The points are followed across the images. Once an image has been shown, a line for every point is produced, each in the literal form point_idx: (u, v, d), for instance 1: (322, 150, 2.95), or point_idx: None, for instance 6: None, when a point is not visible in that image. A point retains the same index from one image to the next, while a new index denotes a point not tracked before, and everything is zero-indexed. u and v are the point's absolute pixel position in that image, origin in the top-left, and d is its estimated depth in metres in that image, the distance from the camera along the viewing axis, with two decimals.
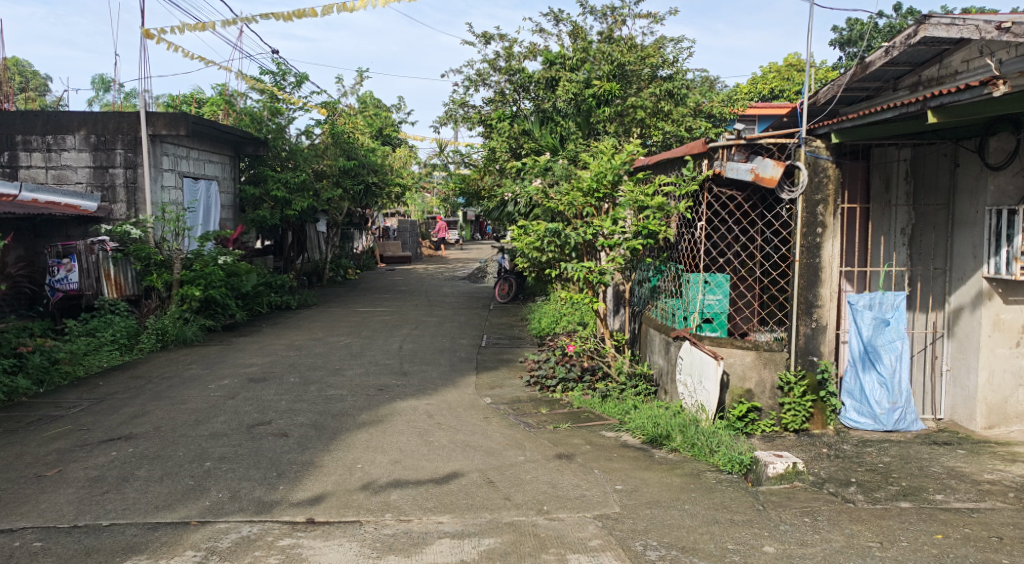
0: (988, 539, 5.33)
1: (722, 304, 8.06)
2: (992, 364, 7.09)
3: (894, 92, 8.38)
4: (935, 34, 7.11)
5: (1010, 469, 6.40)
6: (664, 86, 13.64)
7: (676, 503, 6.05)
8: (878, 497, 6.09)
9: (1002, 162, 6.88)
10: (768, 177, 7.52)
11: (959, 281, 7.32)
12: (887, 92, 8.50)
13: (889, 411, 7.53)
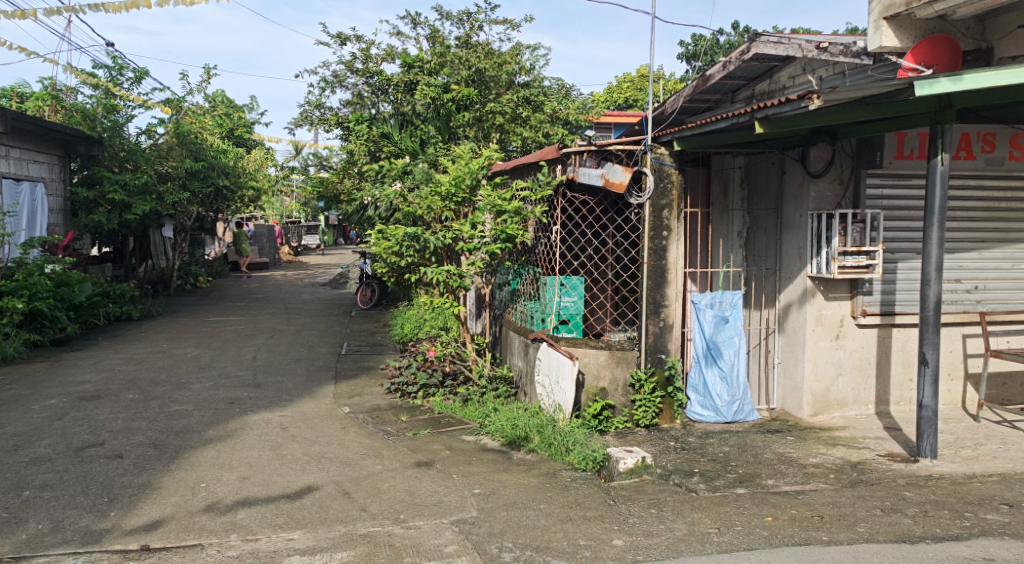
0: (812, 518, 5.76)
1: (577, 305, 8.28)
2: (816, 357, 7.61)
3: (731, 105, 8.94)
4: (765, 52, 7.66)
5: (832, 452, 6.94)
6: (522, 93, 13.88)
7: (532, 503, 6.19)
8: (718, 485, 6.46)
9: (820, 170, 7.44)
10: (618, 182, 7.79)
11: (788, 280, 7.83)
12: (725, 105, 9.05)
13: (729, 403, 7.95)
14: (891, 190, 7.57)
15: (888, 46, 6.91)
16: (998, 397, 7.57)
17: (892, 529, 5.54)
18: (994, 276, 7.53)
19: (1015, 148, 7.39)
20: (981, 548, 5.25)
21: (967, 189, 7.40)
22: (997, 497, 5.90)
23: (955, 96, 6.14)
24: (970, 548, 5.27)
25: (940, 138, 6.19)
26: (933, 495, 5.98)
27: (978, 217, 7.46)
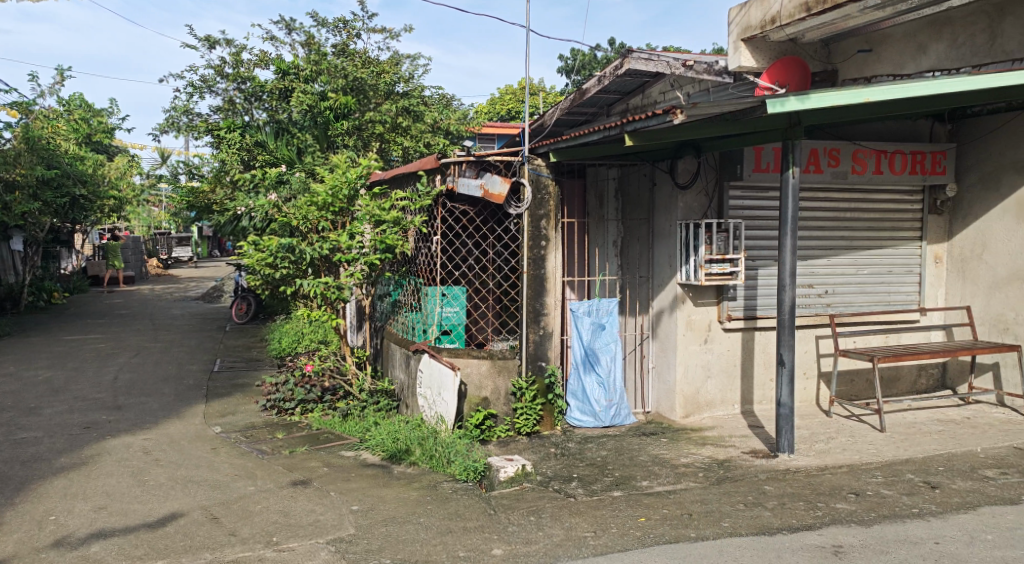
0: (682, 516, 5.94)
1: (459, 315, 8.25)
2: (686, 360, 7.86)
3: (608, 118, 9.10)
4: (636, 67, 7.74)
5: (701, 451, 7.20)
6: (402, 103, 13.76)
7: (412, 517, 6.13)
8: (596, 489, 6.58)
9: (688, 182, 7.72)
10: (496, 194, 7.79)
11: (660, 287, 8.08)
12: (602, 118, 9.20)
13: (606, 408, 8.13)
14: (752, 200, 7.90)
15: (746, 66, 7.63)
16: (847, 393, 8.04)
17: (754, 522, 5.79)
18: (842, 281, 8.00)
19: (856, 162, 7.77)
20: (831, 535, 5.53)
21: (816, 198, 7.85)
22: (846, 487, 6.25)
23: (804, 113, 6.51)
24: (822, 536, 5.54)
25: (791, 153, 6.54)
26: (791, 488, 6.29)
27: (828, 225, 7.92)
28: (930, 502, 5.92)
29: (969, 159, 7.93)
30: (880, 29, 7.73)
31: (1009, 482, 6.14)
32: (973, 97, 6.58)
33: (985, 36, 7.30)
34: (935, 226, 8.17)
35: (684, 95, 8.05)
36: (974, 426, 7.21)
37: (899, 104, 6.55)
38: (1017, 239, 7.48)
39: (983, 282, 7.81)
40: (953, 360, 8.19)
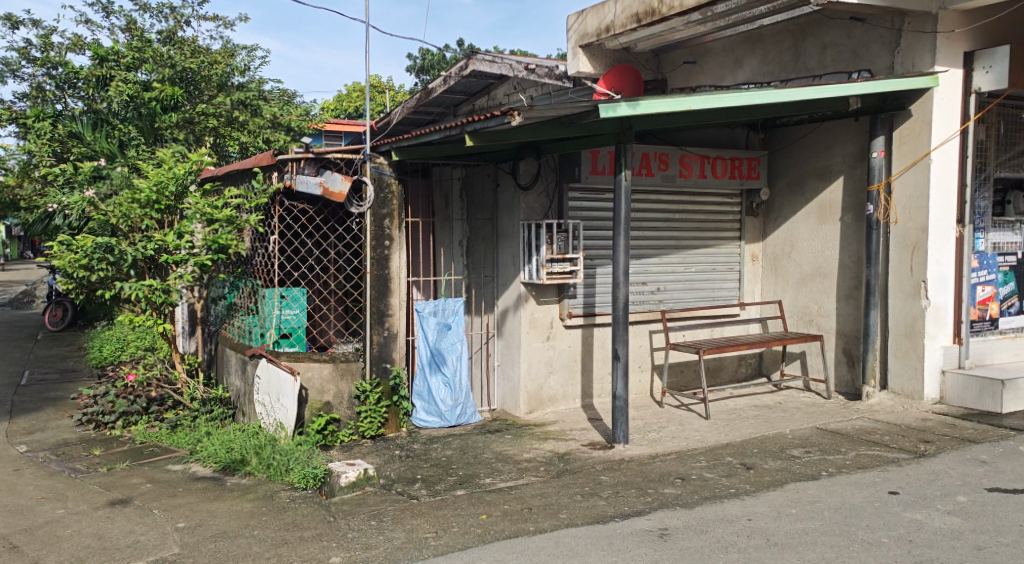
0: (522, 511, 6.09)
1: (299, 317, 8.06)
2: (530, 358, 8.04)
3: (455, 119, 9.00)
4: (481, 70, 7.71)
5: (543, 446, 7.40)
6: (238, 96, 13.21)
7: (244, 531, 5.91)
8: (439, 489, 6.63)
9: (529, 183, 7.93)
10: (337, 191, 7.69)
11: (504, 287, 8.22)
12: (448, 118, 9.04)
13: (452, 407, 8.17)
14: (591, 202, 8.20)
15: (585, 71, 8.33)
16: (677, 383, 8.52)
17: (588, 512, 6.02)
18: (671, 278, 8.48)
19: (683, 166, 8.26)
20: (658, 519, 5.82)
21: (648, 200, 8.30)
22: (673, 472, 6.63)
23: (633, 118, 6.84)
24: (649, 520, 5.83)
25: (623, 156, 6.80)
26: (624, 477, 6.60)
27: (660, 226, 8.38)
28: (745, 482, 6.38)
29: (779, 166, 8.62)
30: (703, 44, 8.83)
31: (812, 460, 6.70)
32: (780, 108, 7.17)
33: (790, 53, 8.15)
34: (752, 227, 8.83)
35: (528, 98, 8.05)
36: (785, 410, 7.85)
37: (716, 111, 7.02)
38: (819, 238, 8.21)
39: (792, 279, 8.53)
40: (768, 350, 8.90)
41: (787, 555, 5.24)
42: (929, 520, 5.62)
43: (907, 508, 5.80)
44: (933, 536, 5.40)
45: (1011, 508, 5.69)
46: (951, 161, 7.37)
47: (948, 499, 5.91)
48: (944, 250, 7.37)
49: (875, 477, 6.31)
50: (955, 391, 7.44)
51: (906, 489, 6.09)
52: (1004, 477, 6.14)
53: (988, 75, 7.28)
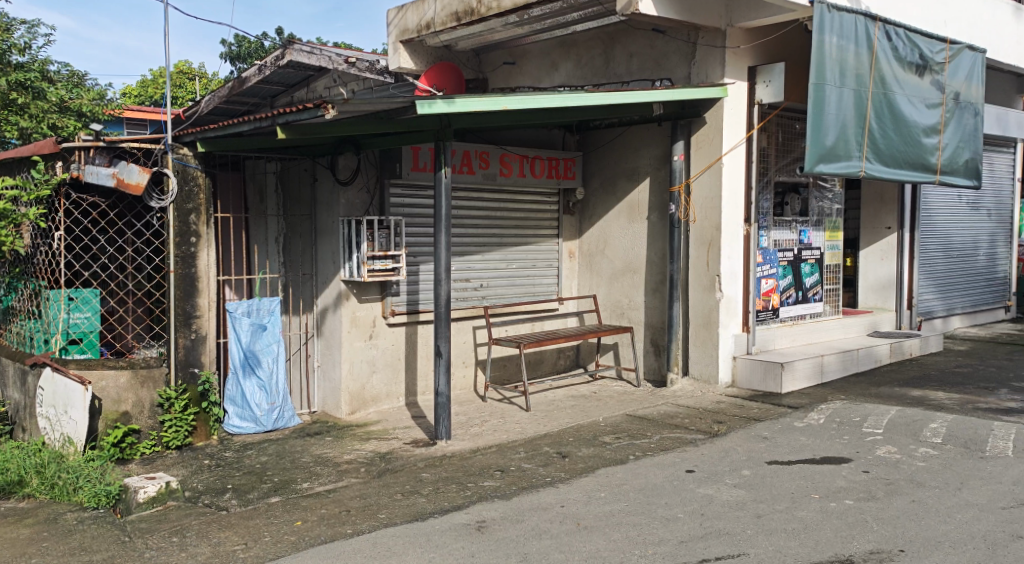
0: (339, 514, 5.86)
1: (91, 322, 7.35)
2: (351, 357, 7.87)
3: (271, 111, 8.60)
4: (299, 61, 7.48)
5: (364, 446, 7.27)
6: (13, 76, 11.44)
7: (21, 560, 5.34)
8: (251, 498, 6.29)
9: (348, 178, 7.76)
10: (134, 184, 7.12)
11: (323, 284, 8.00)
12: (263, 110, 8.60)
13: (268, 411, 7.81)
14: (412, 198, 8.16)
15: (405, 66, 8.75)
16: (500, 377, 8.71)
17: (408, 510, 5.87)
18: (493, 275, 8.65)
19: (503, 165, 8.48)
20: (475, 512, 5.74)
21: (469, 197, 8.41)
22: (493, 466, 6.69)
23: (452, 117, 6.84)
24: (467, 514, 5.73)
25: (443, 154, 6.75)
26: (445, 472, 6.59)
27: (480, 223, 8.51)
28: (560, 471, 6.51)
29: (592, 166, 9.10)
30: (522, 46, 9.29)
31: (620, 445, 6.98)
32: (590, 110, 7.52)
33: (601, 59, 8.69)
34: (569, 225, 9.25)
35: (347, 92, 7.95)
36: (599, 399, 8.26)
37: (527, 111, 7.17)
38: (629, 235, 8.77)
39: (604, 274, 9.05)
40: (584, 342, 9.40)
41: (595, 537, 5.25)
42: (718, 494, 5.87)
43: (701, 484, 6.04)
44: (721, 508, 5.60)
45: (786, 478, 6.06)
46: (739, 165, 8.09)
47: (734, 473, 6.24)
48: (734, 247, 8.07)
49: (674, 458, 6.61)
50: (744, 375, 8.20)
51: (701, 467, 6.41)
52: (781, 450, 6.65)
53: (769, 89, 7.97)
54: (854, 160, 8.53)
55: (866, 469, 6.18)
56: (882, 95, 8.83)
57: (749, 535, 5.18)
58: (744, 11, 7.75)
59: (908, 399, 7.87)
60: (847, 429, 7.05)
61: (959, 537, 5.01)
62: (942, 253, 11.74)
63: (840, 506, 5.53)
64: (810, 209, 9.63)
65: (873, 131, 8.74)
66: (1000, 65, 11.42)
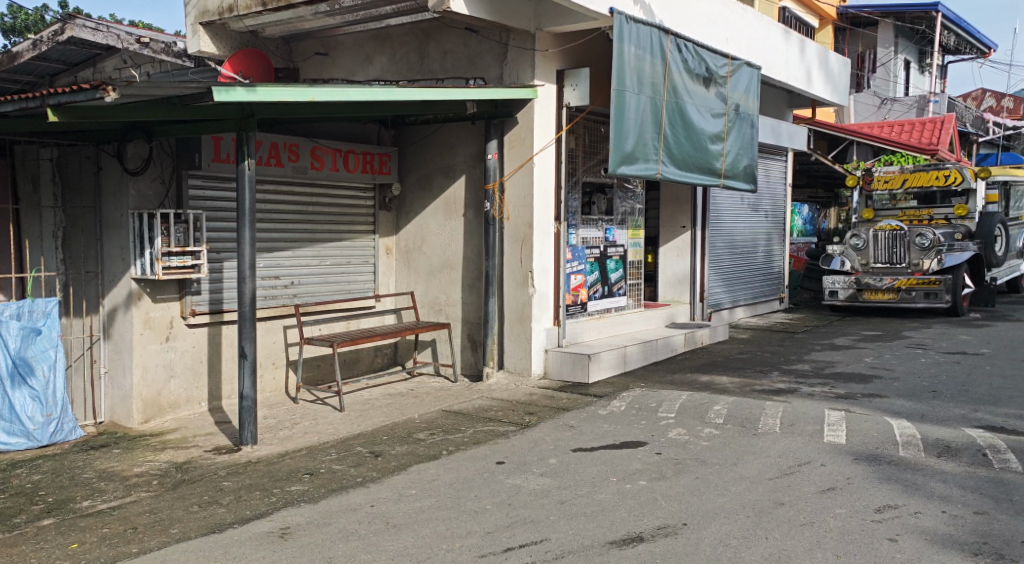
0: (123, 533, 5.20)
1: None
2: (145, 361, 7.33)
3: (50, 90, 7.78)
4: (82, 37, 6.84)
5: (158, 457, 6.66)
6: None
7: None
8: (19, 521, 5.55)
9: (139, 168, 7.22)
10: None
11: (111, 282, 7.40)
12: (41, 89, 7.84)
13: (43, 424, 7.08)
14: (213, 191, 7.73)
15: (206, 50, 8.28)
16: (313, 377, 8.47)
17: (204, 522, 5.31)
18: (304, 272, 8.40)
19: (314, 158, 8.26)
20: (280, 519, 5.28)
21: (278, 191, 8.10)
22: (301, 469, 6.21)
23: (255, 105, 6.29)
24: (270, 521, 5.27)
25: (246, 145, 6.21)
26: (248, 480, 6.02)
27: (289, 218, 8.22)
28: (371, 470, 6.16)
29: (408, 163, 9.13)
30: (334, 38, 9.20)
31: (434, 441, 6.84)
32: (403, 103, 7.39)
33: (415, 55, 8.81)
34: (385, 221, 9.19)
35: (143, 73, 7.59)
36: (415, 396, 8.22)
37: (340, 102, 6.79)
38: (446, 232, 8.90)
39: (422, 271, 9.11)
40: (402, 339, 9.37)
41: (403, 534, 5.03)
42: (526, 483, 5.87)
43: (510, 475, 6.04)
44: (527, 497, 5.61)
45: (588, 464, 6.25)
46: (549, 165, 8.50)
47: (542, 462, 6.33)
48: (545, 244, 8.48)
49: (485, 451, 6.58)
50: (555, 366, 8.56)
51: (511, 458, 6.43)
52: (586, 437, 6.89)
53: (576, 92, 8.45)
54: (651, 164, 9.06)
55: (659, 451, 6.49)
56: (674, 104, 9.44)
57: (552, 520, 5.21)
58: (551, 17, 8.14)
59: (697, 384, 8.49)
60: (644, 415, 7.45)
61: (733, 507, 5.29)
62: (728, 251, 12.76)
63: (635, 487, 5.73)
64: (614, 208, 10.28)
65: (667, 136, 9.33)
66: (772, 82, 12.59)
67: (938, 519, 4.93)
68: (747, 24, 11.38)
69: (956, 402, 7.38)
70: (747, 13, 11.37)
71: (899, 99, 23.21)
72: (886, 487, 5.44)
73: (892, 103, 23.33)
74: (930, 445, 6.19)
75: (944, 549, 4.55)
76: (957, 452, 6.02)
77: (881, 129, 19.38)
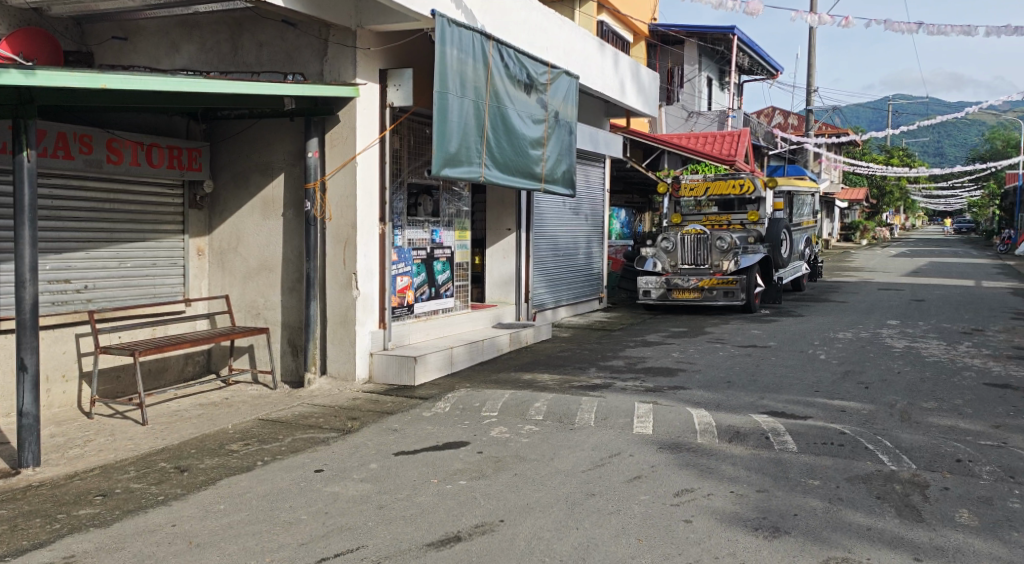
0: None
1: None
2: None
3: None
4: None
5: None
6: None
7: None
8: None
9: None
10: None
11: None
12: None
13: None
14: None
15: None
16: (111, 390, 7.91)
17: None
18: (102, 275, 7.81)
19: (111, 152, 7.70)
20: (63, 548, 4.86)
21: (68, 187, 7.49)
22: (92, 491, 5.75)
23: (35, 90, 5.76)
24: (50, 551, 4.84)
25: (24, 134, 5.69)
26: (28, 506, 5.49)
27: (83, 216, 7.63)
28: (175, 487, 5.80)
29: (219, 159, 8.73)
30: (134, 22, 8.62)
31: (248, 452, 6.54)
32: (210, 96, 7.03)
33: (228, 45, 8.47)
34: (196, 220, 8.72)
35: None
36: (230, 405, 7.84)
37: (138, 92, 6.36)
38: (264, 232, 8.58)
39: (237, 273, 8.73)
40: (216, 346, 8.91)
41: (206, 553, 4.76)
42: (344, 490, 5.73)
43: (328, 483, 5.87)
44: (344, 505, 5.47)
45: (409, 467, 6.18)
46: (372, 165, 8.38)
47: (362, 468, 6.20)
48: (369, 243, 8.36)
49: (303, 459, 6.37)
50: (380, 370, 8.43)
51: (330, 465, 6.25)
52: (408, 440, 6.82)
53: (399, 92, 8.39)
54: (475, 166, 9.12)
55: (480, 450, 6.53)
56: (496, 109, 9.56)
57: (370, 526, 5.11)
58: (372, 14, 8.06)
59: (519, 382, 8.62)
60: (468, 415, 7.48)
61: (548, 501, 5.41)
62: (551, 252, 13.07)
63: (455, 487, 5.73)
64: (440, 210, 10.27)
65: (489, 140, 9.43)
66: (589, 91, 13.05)
67: (727, 499, 5.24)
68: (565, 33, 11.74)
69: (746, 390, 7.92)
70: (565, 23, 11.73)
71: (703, 113, 24.91)
72: (684, 473, 5.74)
73: (698, 117, 24.98)
74: (723, 432, 6.57)
75: (730, 527, 4.84)
76: (744, 436, 6.42)
77: (688, 139, 20.55)
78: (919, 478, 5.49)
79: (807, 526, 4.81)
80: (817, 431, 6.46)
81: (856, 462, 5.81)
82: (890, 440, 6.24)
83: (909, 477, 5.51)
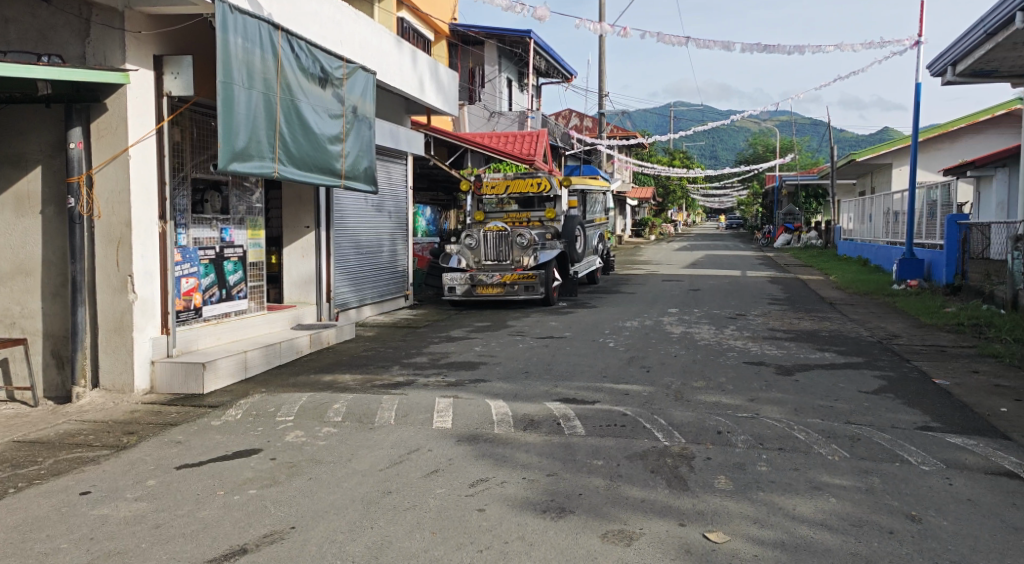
0: None
1: None
2: None
3: None
4: None
5: None
6: None
7: None
8: None
9: None
10: None
11: None
12: None
13: None
14: None
15: None
16: None
17: None
18: None
19: None
20: None
21: None
22: None
23: None
24: None
25: None
26: None
27: None
28: None
29: None
30: None
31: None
32: None
33: None
34: None
35: None
36: None
37: None
38: (19, 231, 7.73)
39: None
40: None
41: None
42: (114, 512, 5.22)
43: (95, 505, 5.32)
44: (112, 527, 4.97)
45: (193, 480, 5.74)
46: (148, 158, 7.73)
47: (137, 486, 5.68)
48: (148, 242, 7.73)
49: (67, 482, 5.75)
50: (163, 379, 7.82)
51: (98, 486, 5.68)
52: (193, 452, 6.33)
53: (177, 81, 7.83)
54: (266, 161, 8.66)
55: (274, 456, 6.18)
56: (289, 102, 9.15)
57: (143, 548, 4.67)
58: None
59: (318, 384, 8.30)
60: (260, 420, 7.08)
61: (341, 503, 5.19)
62: (352, 251, 12.73)
63: (243, 497, 5.38)
64: (229, 207, 9.69)
65: (282, 135, 9.00)
66: (387, 87, 12.85)
67: (518, 486, 5.26)
68: (360, 28, 11.48)
69: (541, 380, 8.05)
70: (360, 17, 11.46)
71: (504, 113, 25.38)
72: (480, 463, 5.72)
73: (499, 118, 25.42)
74: (518, 421, 6.63)
75: (520, 511, 4.86)
76: (537, 424, 6.50)
77: (490, 138, 20.83)
78: (687, 451, 5.79)
79: (590, 505, 4.91)
80: (602, 414, 6.67)
81: (636, 441, 6.03)
82: (664, 418, 6.54)
83: (679, 451, 5.78)
